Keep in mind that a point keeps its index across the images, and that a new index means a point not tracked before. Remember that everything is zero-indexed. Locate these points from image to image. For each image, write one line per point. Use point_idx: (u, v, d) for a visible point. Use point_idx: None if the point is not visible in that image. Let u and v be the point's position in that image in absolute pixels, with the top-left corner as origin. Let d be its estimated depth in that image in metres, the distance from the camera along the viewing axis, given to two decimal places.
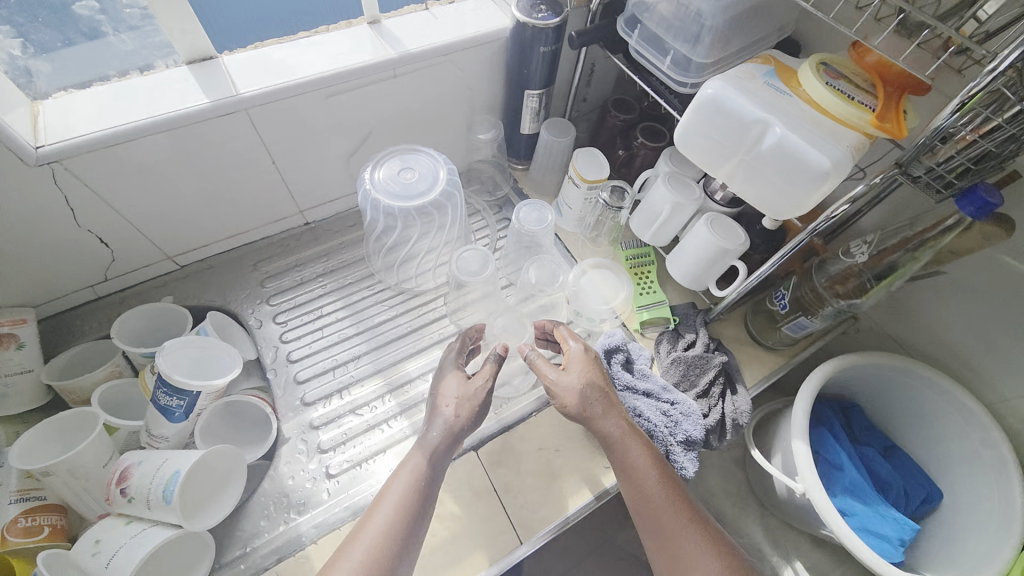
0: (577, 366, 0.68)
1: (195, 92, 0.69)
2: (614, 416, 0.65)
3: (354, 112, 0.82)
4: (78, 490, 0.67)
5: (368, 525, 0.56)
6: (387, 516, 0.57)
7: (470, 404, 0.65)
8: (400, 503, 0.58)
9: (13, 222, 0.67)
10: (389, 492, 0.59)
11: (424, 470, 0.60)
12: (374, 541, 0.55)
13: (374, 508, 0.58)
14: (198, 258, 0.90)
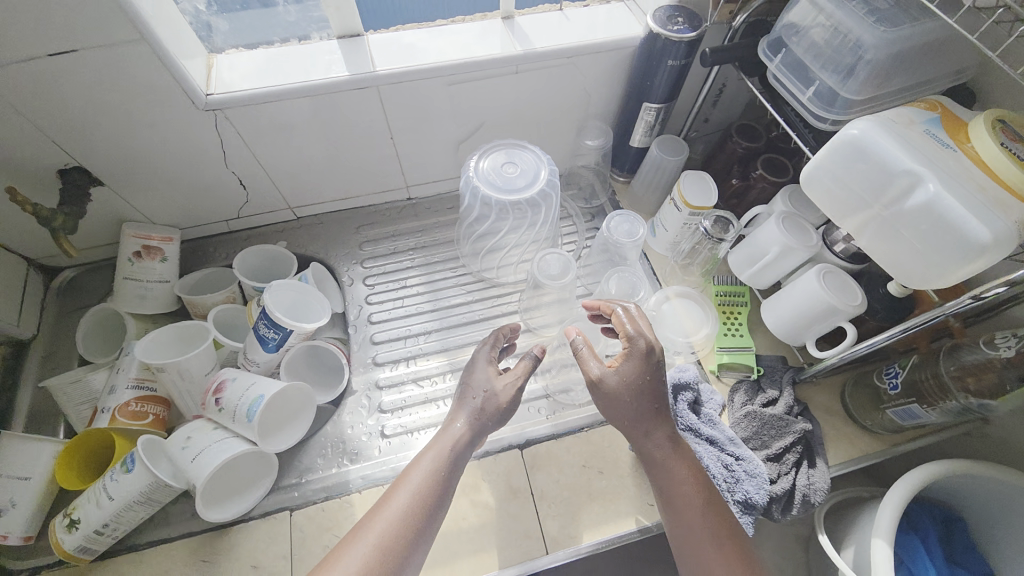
0: (625, 367, 0.61)
1: (338, 65, 0.75)
2: (658, 434, 0.61)
3: (472, 101, 0.85)
4: (182, 390, 0.77)
5: (386, 508, 0.56)
6: (407, 500, 0.57)
7: (497, 399, 0.65)
8: (420, 482, 0.58)
9: (177, 155, 0.78)
10: (409, 479, 0.59)
11: (448, 453, 0.61)
12: (396, 517, 0.55)
13: (398, 485, 0.59)
14: (312, 212, 0.99)
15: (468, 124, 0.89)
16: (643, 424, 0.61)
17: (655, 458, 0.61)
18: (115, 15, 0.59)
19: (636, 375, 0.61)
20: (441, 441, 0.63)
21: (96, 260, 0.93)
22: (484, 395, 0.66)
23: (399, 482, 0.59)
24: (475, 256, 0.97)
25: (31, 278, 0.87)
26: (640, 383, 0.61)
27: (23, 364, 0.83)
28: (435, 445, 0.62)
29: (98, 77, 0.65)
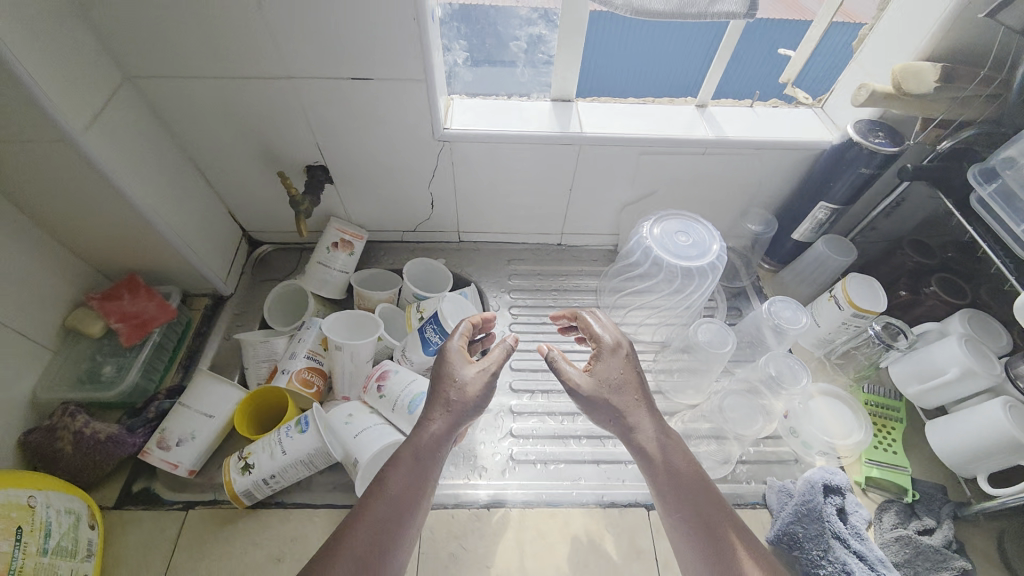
0: (599, 367, 0.67)
1: (552, 122, 0.86)
2: (624, 420, 0.64)
3: (653, 172, 0.92)
4: (346, 371, 0.85)
5: (384, 482, 0.59)
6: (403, 475, 0.60)
7: (463, 384, 0.65)
8: (406, 455, 0.61)
9: (396, 170, 0.91)
10: (398, 461, 0.61)
11: (430, 438, 0.62)
12: (393, 496, 0.58)
13: (393, 463, 0.61)
14: (474, 240, 1.09)
15: (641, 190, 0.96)
16: (607, 409, 0.65)
17: (630, 441, 0.64)
18: (414, 58, 0.72)
19: (597, 371, 0.67)
20: (416, 442, 0.62)
21: (288, 242, 1.07)
22: (455, 387, 0.65)
23: (393, 464, 0.61)
24: (616, 310, 1.01)
25: (239, 247, 1.02)
26: (599, 376, 0.66)
27: (217, 316, 0.95)
28: (417, 437, 0.63)
29: (374, 101, 0.78)
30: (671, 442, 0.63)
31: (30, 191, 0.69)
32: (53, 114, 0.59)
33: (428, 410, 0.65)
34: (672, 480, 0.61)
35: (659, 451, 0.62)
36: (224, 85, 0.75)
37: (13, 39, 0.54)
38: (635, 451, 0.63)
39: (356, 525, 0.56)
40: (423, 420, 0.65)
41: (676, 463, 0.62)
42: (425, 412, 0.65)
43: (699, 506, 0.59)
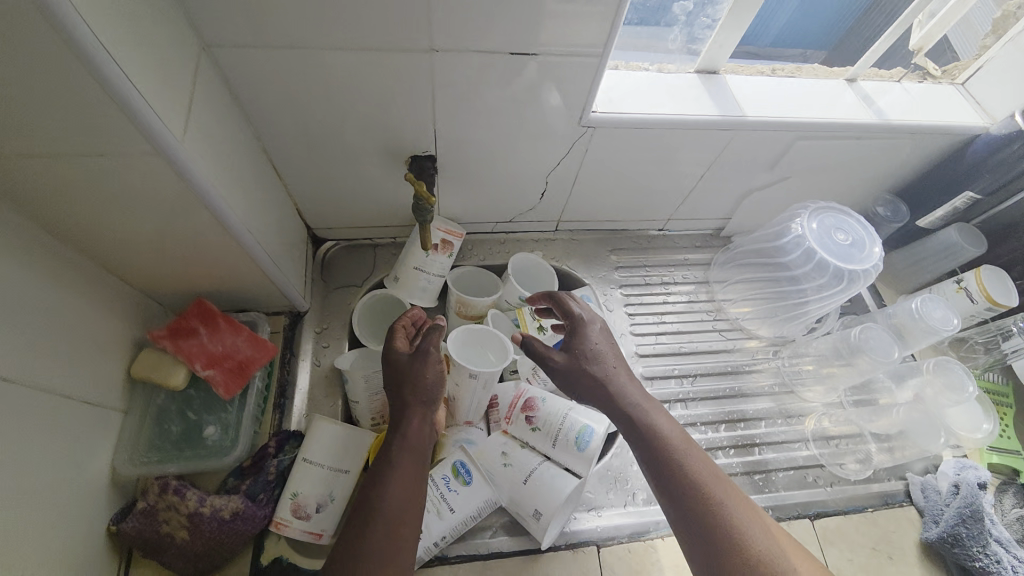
0: (580, 342, 0.68)
1: (710, 101, 0.74)
2: (605, 391, 0.65)
3: (797, 160, 0.83)
4: (477, 398, 0.75)
5: (381, 495, 0.57)
6: (400, 482, 0.58)
7: (417, 383, 0.64)
8: (403, 460, 0.60)
9: (518, 158, 0.76)
10: (385, 472, 0.59)
11: (409, 439, 0.62)
12: (398, 503, 0.57)
13: (382, 476, 0.59)
14: (571, 229, 0.97)
15: (774, 177, 0.87)
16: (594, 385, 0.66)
17: (623, 415, 0.63)
18: (584, 33, 0.58)
19: (574, 346, 0.68)
20: (404, 447, 0.61)
21: (358, 239, 0.90)
22: (428, 388, 0.65)
23: (380, 477, 0.58)
24: (734, 304, 0.94)
25: (306, 248, 0.84)
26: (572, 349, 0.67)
27: (297, 337, 0.79)
28: (403, 439, 0.62)
29: (514, 83, 0.63)
30: (635, 394, 0.65)
31: (95, 218, 0.51)
32: (150, 121, 0.43)
33: (399, 417, 0.64)
34: (666, 446, 0.60)
35: (632, 408, 0.64)
36: (327, 61, 0.57)
37: (98, 14, 0.38)
38: (627, 427, 0.63)
39: (366, 542, 0.54)
40: (395, 427, 0.63)
41: (671, 429, 0.62)
42: (395, 419, 0.64)
43: (663, 457, 0.60)
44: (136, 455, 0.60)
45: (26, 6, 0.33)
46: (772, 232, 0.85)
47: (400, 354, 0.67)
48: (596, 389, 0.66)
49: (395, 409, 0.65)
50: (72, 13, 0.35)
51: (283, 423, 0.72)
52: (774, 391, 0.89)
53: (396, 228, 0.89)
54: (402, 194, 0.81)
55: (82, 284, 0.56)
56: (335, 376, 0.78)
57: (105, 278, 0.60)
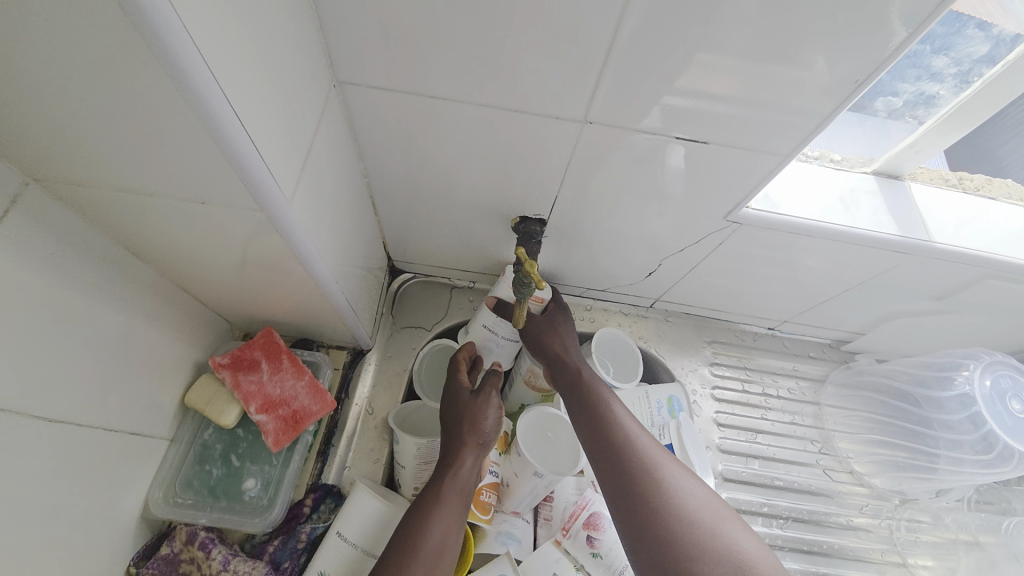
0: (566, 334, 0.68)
1: (887, 216, 0.62)
2: (587, 398, 0.61)
3: (971, 297, 0.69)
4: (531, 495, 0.65)
5: (423, 532, 0.51)
6: (450, 521, 0.53)
7: (475, 420, 0.60)
8: (450, 500, 0.54)
9: (638, 234, 0.68)
10: (429, 508, 0.53)
11: (458, 473, 0.56)
12: (442, 543, 0.51)
13: (427, 512, 0.52)
14: (668, 308, 0.86)
15: (937, 307, 0.72)
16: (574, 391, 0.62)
17: (589, 410, 0.59)
18: (765, 134, 0.51)
19: (552, 320, 0.69)
20: (450, 481, 0.56)
21: (436, 277, 0.83)
22: (483, 419, 0.61)
23: (425, 513, 0.52)
24: (847, 438, 0.81)
25: (382, 280, 0.78)
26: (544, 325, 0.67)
27: (353, 377, 0.73)
28: (453, 477, 0.56)
29: (659, 164, 0.57)
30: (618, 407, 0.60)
31: (183, 248, 0.47)
32: (265, 181, 0.37)
33: (449, 454, 0.58)
34: (639, 462, 0.54)
35: (600, 402, 0.60)
36: (460, 113, 0.52)
37: (230, 70, 0.31)
38: (588, 423, 0.59)
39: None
40: (446, 465, 0.57)
41: (652, 446, 0.57)
42: (445, 452, 0.59)
43: (628, 455, 0.55)
44: (171, 493, 0.56)
45: (146, 59, 0.27)
46: (929, 376, 0.75)
47: (461, 388, 0.63)
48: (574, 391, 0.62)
49: (445, 446, 0.59)
50: (205, 78, 0.29)
51: (322, 474, 0.66)
52: (881, 559, 0.74)
53: (478, 274, 0.81)
54: (497, 245, 0.73)
55: (153, 306, 0.52)
56: (385, 430, 0.71)
57: (176, 297, 0.55)
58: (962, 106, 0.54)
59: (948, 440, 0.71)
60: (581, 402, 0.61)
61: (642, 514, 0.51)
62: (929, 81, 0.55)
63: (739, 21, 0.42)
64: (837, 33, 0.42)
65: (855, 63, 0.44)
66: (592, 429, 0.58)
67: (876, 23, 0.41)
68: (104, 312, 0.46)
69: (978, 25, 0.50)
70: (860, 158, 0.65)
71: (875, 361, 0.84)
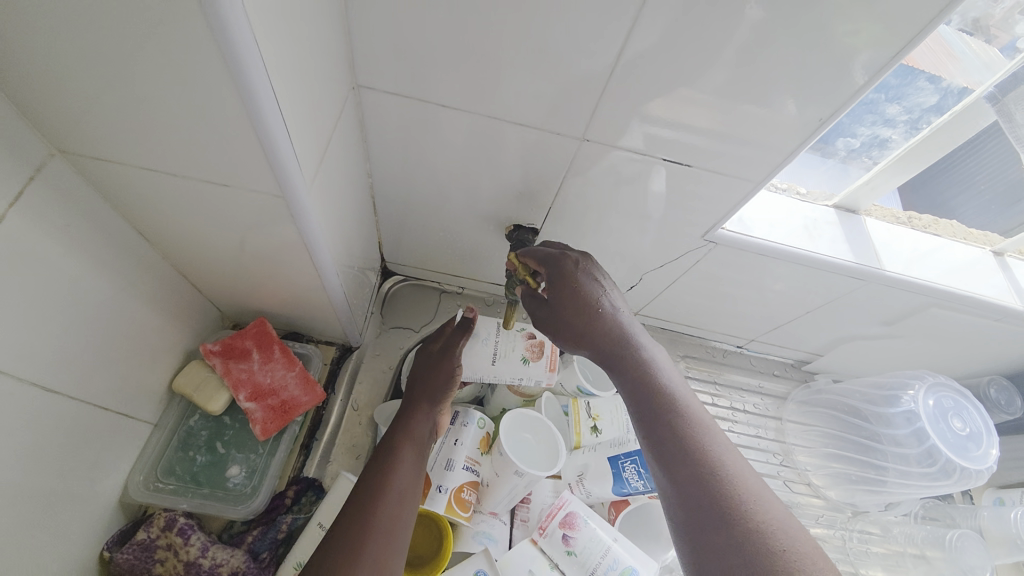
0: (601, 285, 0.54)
1: (845, 245, 0.68)
2: (633, 365, 0.50)
3: (917, 323, 0.76)
4: (511, 494, 0.67)
5: (385, 477, 0.58)
6: (408, 467, 0.60)
7: (432, 382, 0.67)
8: (408, 447, 0.62)
9: (622, 249, 0.72)
10: (389, 457, 0.60)
11: (416, 428, 0.64)
12: (405, 481, 0.58)
13: (392, 457, 0.60)
14: (646, 323, 0.90)
15: (888, 331, 0.79)
16: (619, 354, 0.51)
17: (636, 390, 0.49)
18: (743, 162, 0.57)
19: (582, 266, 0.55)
20: (411, 433, 0.63)
21: (426, 281, 0.85)
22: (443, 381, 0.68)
23: (386, 462, 0.60)
24: (807, 452, 0.86)
25: (374, 281, 0.80)
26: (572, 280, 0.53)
27: (341, 374, 0.73)
28: (408, 433, 0.63)
29: (646, 184, 0.61)
30: (668, 377, 0.50)
31: (192, 230, 0.48)
32: (292, 168, 0.39)
33: (408, 412, 0.66)
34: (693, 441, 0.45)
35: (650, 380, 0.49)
36: (468, 123, 0.56)
37: (278, 64, 0.34)
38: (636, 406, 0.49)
39: (376, 514, 0.54)
40: (403, 419, 0.65)
41: (707, 422, 0.47)
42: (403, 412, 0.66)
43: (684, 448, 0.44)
44: (152, 477, 0.56)
45: (209, 43, 0.29)
46: (876, 395, 0.82)
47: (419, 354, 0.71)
48: (617, 358, 0.51)
49: (406, 405, 0.67)
50: (258, 66, 0.31)
51: (304, 467, 0.66)
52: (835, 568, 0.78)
53: (467, 279, 0.84)
54: (489, 252, 0.77)
55: (151, 286, 0.53)
56: (369, 426, 0.72)
57: (174, 279, 0.56)
58: (911, 149, 0.62)
59: (894, 453, 0.77)
60: (627, 368, 0.51)
61: (699, 503, 0.41)
62: (883, 126, 0.62)
63: (726, 60, 0.47)
64: (805, 78, 0.48)
65: (822, 104, 0.50)
66: (640, 404, 0.48)
67: (841, 73, 0.48)
68: (104, 287, 0.47)
69: (928, 79, 0.56)
70: (823, 192, 0.72)
71: (832, 381, 0.91)
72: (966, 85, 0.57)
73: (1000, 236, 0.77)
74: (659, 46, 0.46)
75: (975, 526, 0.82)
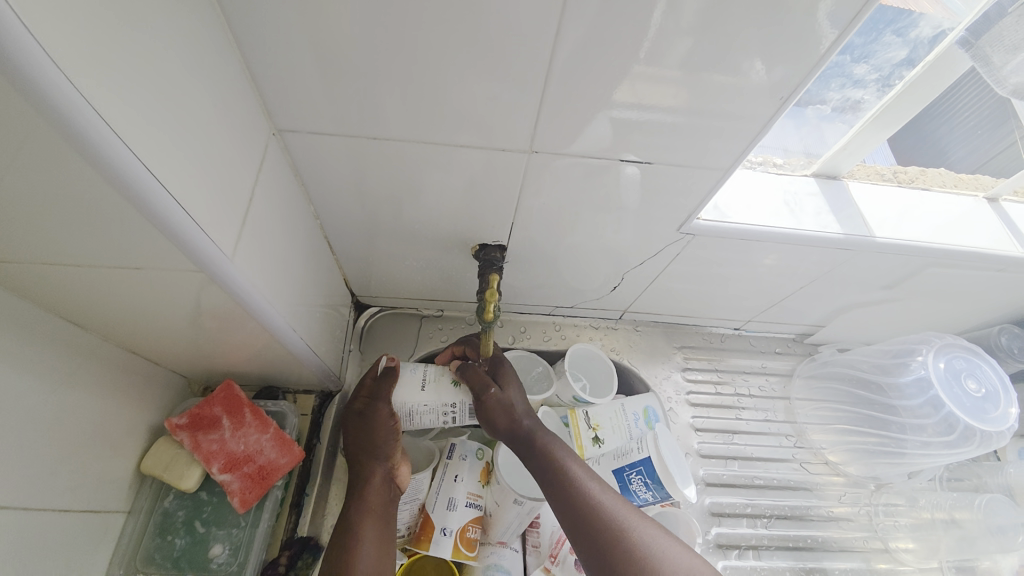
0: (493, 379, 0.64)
1: (830, 215, 0.65)
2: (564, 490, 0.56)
3: (917, 283, 0.72)
4: (516, 522, 0.64)
5: (350, 561, 0.53)
6: (375, 543, 0.55)
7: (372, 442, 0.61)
8: (367, 522, 0.56)
9: (600, 249, 0.69)
10: (351, 535, 0.55)
11: (375, 501, 0.58)
12: (372, 564, 0.54)
13: (349, 541, 0.55)
14: (637, 319, 0.87)
15: (888, 295, 0.75)
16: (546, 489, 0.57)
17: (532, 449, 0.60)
18: (709, 143, 0.53)
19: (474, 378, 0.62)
20: (365, 504, 0.58)
21: (402, 308, 0.82)
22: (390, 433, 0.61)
23: (349, 540, 0.55)
24: (820, 429, 0.83)
25: (347, 317, 0.76)
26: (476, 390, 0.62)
27: (325, 422, 0.71)
28: (364, 502, 0.58)
29: (610, 181, 0.58)
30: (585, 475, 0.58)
31: (123, 315, 0.45)
32: (200, 241, 0.36)
33: (358, 481, 0.60)
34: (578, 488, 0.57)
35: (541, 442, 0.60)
36: (408, 149, 0.52)
37: (147, 137, 0.30)
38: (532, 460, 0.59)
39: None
40: (354, 490, 0.59)
41: (627, 512, 0.56)
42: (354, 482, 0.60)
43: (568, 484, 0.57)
44: (132, 569, 0.54)
45: (54, 142, 0.26)
46: (888, 363, 0.78)
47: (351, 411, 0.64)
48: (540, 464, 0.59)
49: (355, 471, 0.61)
50: (121, 150, 0.28)
51: (297, 527, 0.63)
52: (864, 546, 0.76)
53: (445, 302, 0.80)
54: (460, 273, 0.73)
55: (98, 374, 0.49)
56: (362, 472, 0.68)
57: (124, 361, 0.53)
58: (884, 110, 0.58)
59: (913, 425, 0.74)
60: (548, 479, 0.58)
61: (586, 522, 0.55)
62: (854, 88, 0.58)
63: (672, 34, 0.43)
64: (764, 42, 0.44)
65: (788, 69, 0.46)
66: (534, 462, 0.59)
67: (799, 31, 0.43)
68: (39, 389, 0.43)
69: (895, 31, 0.52)
70: (800, 160, 0.68)
71: (838, 351, 0.88)
72: (939, 30, 0.52)
73: (992, 179, 0.73)
74: (592, 35, 0.42)
75: (1003, 484, 0.79)
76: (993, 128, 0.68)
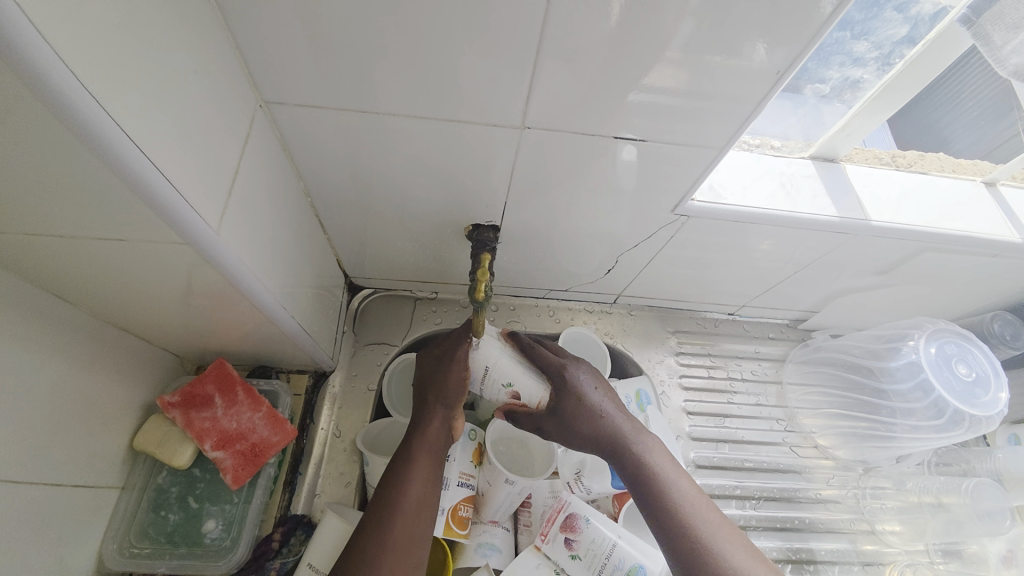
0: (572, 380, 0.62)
1: (827, 198, 0.64)
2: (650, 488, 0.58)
3: (912, 268, 0.72)
4: (507, 501, 0.65)
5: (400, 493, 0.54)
6: (424, 478, 0.56)
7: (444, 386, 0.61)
8: (422, 458, 0.57)
9: (595, 232, 0.68)
10: (402, 470, 0.56)
11: (432, 440, 0.59)
12: (420, 497, 0.54)
13: (400, 475, 0.55)
14: (632, 303, 0.87)
15: (882, 280, 0.76)
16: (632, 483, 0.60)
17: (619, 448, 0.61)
18: (706, 123, 0.52)
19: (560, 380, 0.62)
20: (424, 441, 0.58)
21: (396, 290, 0.81)
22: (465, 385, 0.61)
23: (399, 475, 0.55)
24: (811, 414, 0.84)
25: (340, 298, 0.76)
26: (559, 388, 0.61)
27: (318, 402, 0.71)
28: (423, 438, 0.59)
29: (606, 163, 0.57)
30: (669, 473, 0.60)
31: (110, 290, 0.45)
32: (186, 214, 0.35)
33: (419, 419, 0.61)
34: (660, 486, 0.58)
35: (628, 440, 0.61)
36: (400, 125, 0.51)
37: (128, 105, 0.29)
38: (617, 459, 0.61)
39: (387, 539, 0.51)
40: (414, 428, 0.60)
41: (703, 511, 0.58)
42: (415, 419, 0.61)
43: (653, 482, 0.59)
44: (126, 543, 0.54)
45: (31, 106, 0.25)
46: (880, 348, 0.79)
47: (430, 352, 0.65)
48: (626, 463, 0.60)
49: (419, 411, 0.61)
50: (100, 116, 0.27)
51: (291, 504, 0.64)
52: (851, 528, 0.77)
53: (439, 284, 0.80)
54: (454, 254, 0.73)
55: (87, 350, 0.49)
56: (355, 452, 0.69)
57: (114, 337, 0.52)
58: (886, 88, 0.57)
59: (902, 409, 0.74)
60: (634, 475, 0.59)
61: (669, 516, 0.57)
62: (854, 66, 0.58)
63: (670, 9, 0.42)
64: (765, 19, 0.43)
65: (789, 49, 0.45)
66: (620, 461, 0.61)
67: (801, 10, 0.42)
68: (27, 362, 0.43)
69: (895, 7, 0.52)
70: (798, 143, 0.68)
71: (831, 337, 0.88)
72: (938, 7, 0.52)
73: (992, 163, 0.72)
74: (586, 10, 0.41)
75: (992, 469, 0.79)
76: (997, 118, 0.69)
